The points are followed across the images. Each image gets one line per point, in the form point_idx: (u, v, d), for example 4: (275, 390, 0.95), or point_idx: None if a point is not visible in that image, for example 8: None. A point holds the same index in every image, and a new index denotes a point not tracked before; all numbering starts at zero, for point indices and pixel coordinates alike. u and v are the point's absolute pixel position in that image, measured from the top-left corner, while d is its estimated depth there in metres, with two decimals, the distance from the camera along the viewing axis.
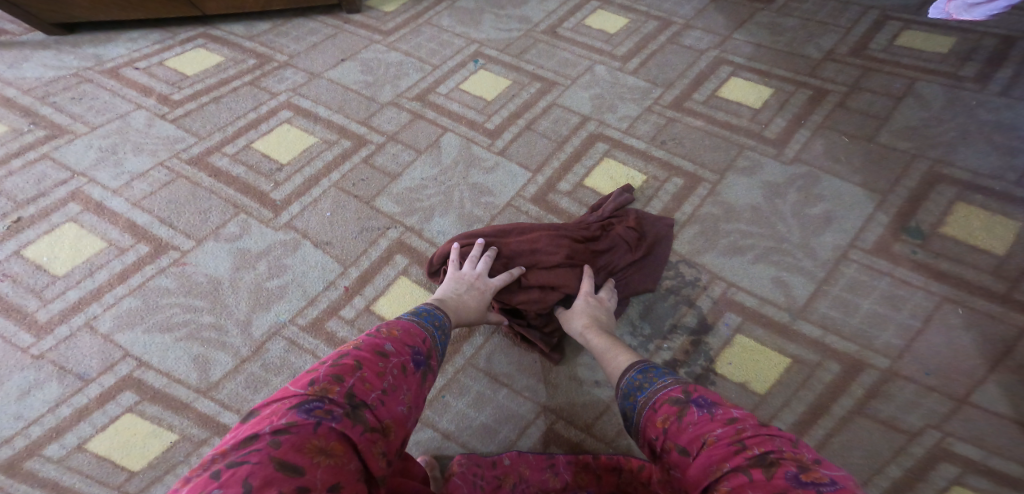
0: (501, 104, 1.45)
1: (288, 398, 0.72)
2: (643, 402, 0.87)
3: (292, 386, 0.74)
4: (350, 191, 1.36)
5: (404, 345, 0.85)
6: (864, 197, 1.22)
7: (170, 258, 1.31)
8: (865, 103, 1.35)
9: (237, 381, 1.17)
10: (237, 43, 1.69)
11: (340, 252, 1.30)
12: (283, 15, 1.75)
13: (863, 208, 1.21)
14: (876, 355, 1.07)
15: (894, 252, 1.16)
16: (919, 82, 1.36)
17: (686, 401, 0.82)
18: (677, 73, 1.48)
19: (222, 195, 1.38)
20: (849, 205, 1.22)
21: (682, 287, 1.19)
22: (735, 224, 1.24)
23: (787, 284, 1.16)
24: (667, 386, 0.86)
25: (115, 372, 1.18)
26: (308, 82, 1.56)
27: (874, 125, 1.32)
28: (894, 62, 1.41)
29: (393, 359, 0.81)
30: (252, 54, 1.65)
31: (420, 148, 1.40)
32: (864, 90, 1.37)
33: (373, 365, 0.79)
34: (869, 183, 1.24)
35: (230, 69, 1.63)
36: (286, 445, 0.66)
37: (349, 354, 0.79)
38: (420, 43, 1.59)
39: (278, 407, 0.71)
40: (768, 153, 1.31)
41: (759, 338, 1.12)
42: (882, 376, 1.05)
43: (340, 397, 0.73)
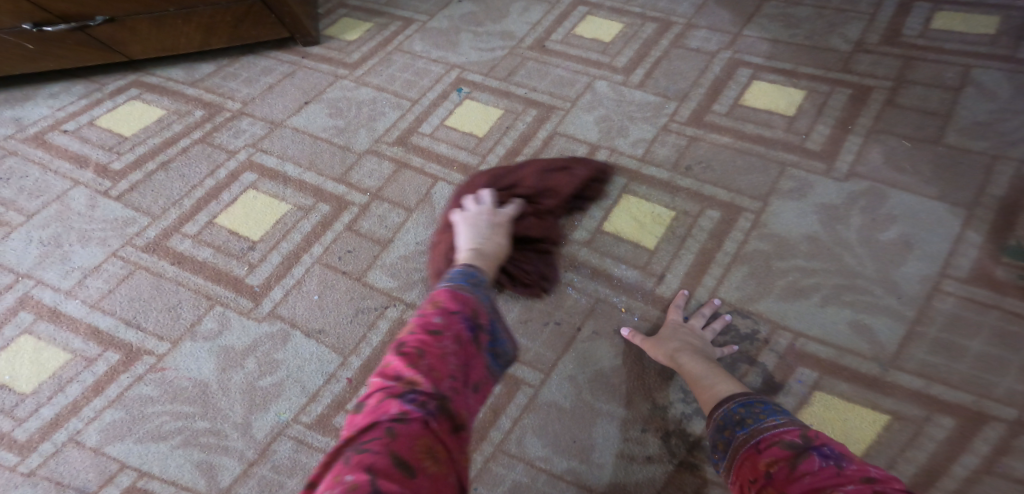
0: (495, 140, 1.25)
1: (385, 390, 0.64)
2: (745, 438, 0.84)
3: (381, 378, 0.66)
4: (336, 267, 1.16)
5: (454, 311, 0.73)
6: (949, 213, 1.12)
7: (146, 364, 1.08)
8: (918, 97, 1.25)
9: (249, 485, 0.97)
10: (179, 91, 1.40)
11: (334, 339, 1.09)
12: (230, 53, 1.47)
13: (950, 227, 1.11)
14: (998, 405, 0.98)
15: (998, 279, 1.06)
16: (974, 68, 1.27)
17: (806, 447, 0.76)
18: (691, 81, 1.30)
19: (191, 286, 1.15)
20: (931, 225, 1.11)
21: (739, 344, 1.08)
22: (792, 260, 1.12)
23: (867, 328, 1.06)
24: (779, 426, 0.82)
25: (117, 484, 0.98)
26: (270, 133, 1.31)
27: (936, 124, 1.21)
28: (938, 48, 1.31)
29: (451, 333, 0.70)
30: (199, 103, 1.37)
31: (409, 206, 1.20)
32: (913, 83, 1.27)
33: (440, 341, 0.69)
34: (948, 194, 1.14)
35: (176, 124, 1.34)
36: (403, 437, 0.58)
37: (415, 335, 0.69)
38: (393, 74, 1.36)
39: (380, 398, 0.63)
40: (817, 170, 1.18)
41: (844, 393, 1.03)
42: (1011, 428, 0.97)
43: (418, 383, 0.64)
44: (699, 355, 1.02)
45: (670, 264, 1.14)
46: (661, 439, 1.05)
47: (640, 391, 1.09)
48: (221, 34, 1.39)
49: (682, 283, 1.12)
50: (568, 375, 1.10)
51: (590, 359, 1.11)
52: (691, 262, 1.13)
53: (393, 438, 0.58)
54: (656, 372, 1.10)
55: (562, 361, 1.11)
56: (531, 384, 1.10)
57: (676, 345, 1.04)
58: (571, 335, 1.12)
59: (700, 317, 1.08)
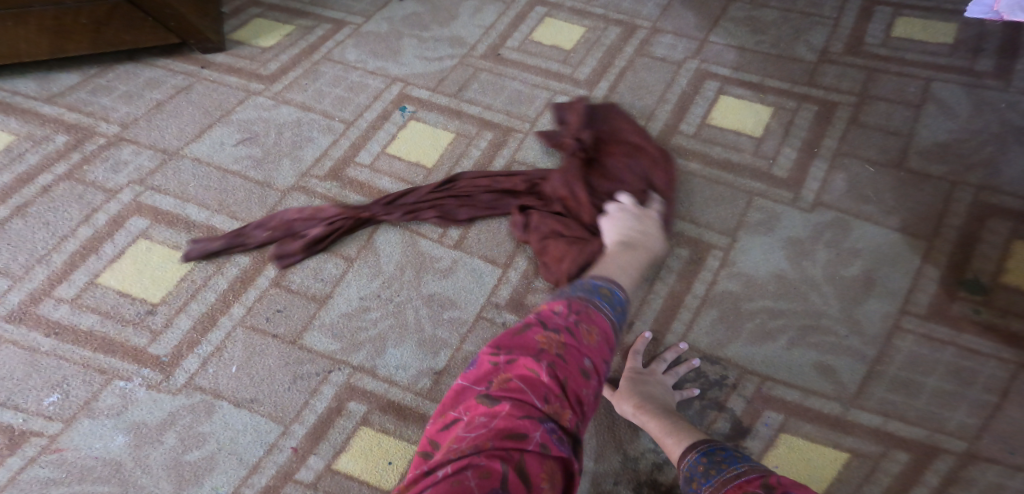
0: (445, 171, 1.13)
1: (520, 394, 0.54)
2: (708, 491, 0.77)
3: (523, 377, 0.55)
4: (264, 330, 0.99)
5: (600, 340, 0.61)
6: (907, 246, 1.12)
7: (36, 445, 0.87)
8: (881, 116, 1.25)
9: None
10: (30, 109, 1.16)
11: (272, 406, 0.93)
12: (100, 60, 1.25)
13: (909, 262, 1.10)
14: (949, 438, 0.97)
15: (953, 314, 1.06)
16: (935, 82, 1.28)
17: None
18: (657, 97, 1.25)
19: (76, 360, 0.94)
20: (891, 259, 1.11)
21: (706, 390, 1.03)
22: (760, 301, 1.08)
23: (831, 369, 1.04)
24: (740, 475, 0.75)
25: None
26: (162, 165, 1.12)
27: (899, 146, 1.21)
28: (898, 59, 1.32)
29: (575, 353, 0.58)
30: (59, 126, 1.14)
31: (349, 255, 1.06)
32: (877, 99, 1.26)
33: (531, 363, 0.56)
34: (909, 225, 1.14)
35: (30, 154, 1.11)
36: (522, 469, 0.49)
37: (567, 361, 0.57)
38: (321, 89, 1.22)
39: (507, 405, 0.53)
40: (784, 199, 1.16)
41: (808, 434, 0.99)
42: (960, 460, 0.95)
43: (529, 418, 0.52)
44: (663, 411, 0.95)
45: (638, 310, 1.09)
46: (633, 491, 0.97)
47: (608, 442, 1.00)
48: (80, 39, 1.17)
49: (652, 330, 1.07)
50: None
51: None
52: (660, 306, 1.09)
53: (454, 484, 0.46)
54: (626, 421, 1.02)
55: None
56: None
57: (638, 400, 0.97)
58: None
59: (662, 362, 1.03)
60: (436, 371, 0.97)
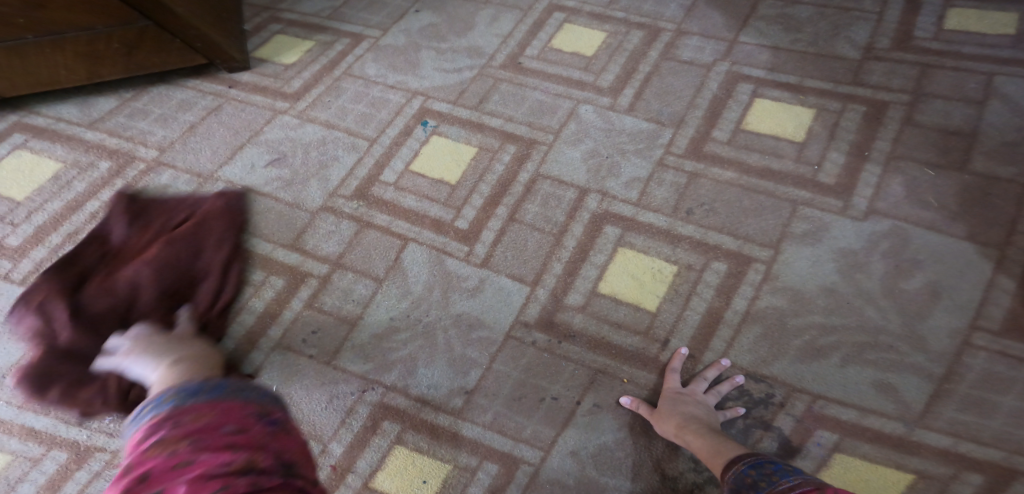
0: (469, 187, 1.12)
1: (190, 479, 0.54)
2: None
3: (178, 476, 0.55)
4: (300, 350, 1.01)
5: (229, 413, 0.62)
6: (976, 253, 1.04)
7: (100, 460, 0.92)
8: (938, 113, 1.16)
9: None
10: (77, 137, 1.21)
11: (310, 425, 0.96)
12: (134, 83, 1.30)
13: (979, 271, 1.02)
14: None
15: None
16: (998, 77, 1.18)
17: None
18: (686, 102, 1.20)
19: None
20: (957, 268, 1.03)
21: (751, 408, 0.98)
22: (808, 317, 1.02)
23: (892, 387, 0.96)
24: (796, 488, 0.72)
25: None
26: (199, 189, 1.14)
27: (962, 147, 1.12)
28: (954, 53, 1.23)
29: (215, 432, 0.59)
30: (102, 153, 1.19)
31: (377, 275, 1.05)
32: (932, 96, 1.18)
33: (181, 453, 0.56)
34: (978, 231, 1.05)
35: (76, 181, 1.15)
36: None
37: (212, 437, 0.58)
38: (343, 106, 1.23)
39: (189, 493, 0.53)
40: (832, 208, 1.09)
41: (866, 454, 0.93)
42: None
43: (216, 477, 0.54)
44: (705, 429, 0.91)
45: (674, 327, 1.03)
46: None
47: (647, 462, 0.95)
48: (112, 64, 1.22)
49: (689, 347, 1.02)
50: (570, 451, 0.95)
51: (593, 432, 0.97)
52: (698, 323, 1.03)
53: None
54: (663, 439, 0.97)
55: (563, 437, 0.96)
56: (530, 461, 0.95)
57: (679, 420, 0.93)
58: (570, 410, 0.98)
59: (702, 382, 0.98)
60: (467, 391, 0.99)
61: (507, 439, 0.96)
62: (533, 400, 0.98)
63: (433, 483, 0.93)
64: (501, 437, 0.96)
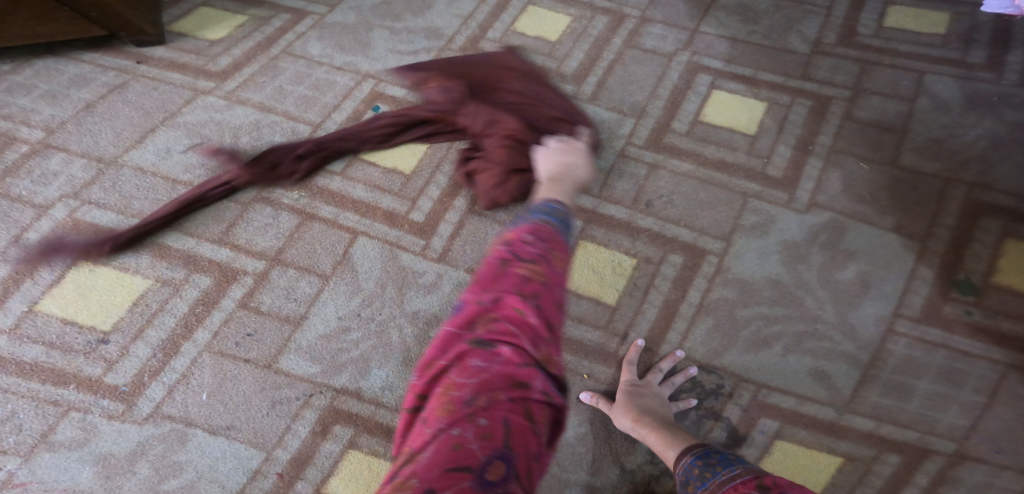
0: (425, 177, 1.03)
1: (481, 333, 0.53)
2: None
3: (494, 317, 0.55)
4: (234, 355, 0.91)
5: (550, 264, 0.60)
6: (904, 245, 1.10)
7: None
8: (876, 110, 1.22)
9: None
10: None
11: (250, 431, 0.87)
12: (12, 55, 1.10)
13: (904, 262, 1.08)
14: (938, 439, 0.97)
15: (946, 316, 1.05)
16: (929, 75, 1.26)
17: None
18: (647, 92, 1.19)
19: (23, 393, 0.86)
20: (888, 261, 1.09)
21: (703, 400, 1.00)
22: (756, 308, 1.05)
23: (827, 375, 1.02)
24: (737, 477, 0.74)
25: None
26: (99, 176, 0.99)
27: (894, 142, 1.19)
28: (892, 50, 1.29)
29: (537, 286, 0.57)
30: None
31: (324, 271, 0.96)
32: (870, 92, 1.24)
33: (547, 291, 0.58)
34: (904, 225, 1.12)
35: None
36: (481, 382, 0.50)
37: (522, 285, 0.57)
38: (281, 87, 1.10)
39: (478, 347, 0.52)
40: (779, 200, 1.12)
41: (803, 440, 0.98)
42: (947, 461, 0.96)
43: (526, 364, 0.52)
44: (661, 422, 0.91)
45: (632, 321, 1.02)
46: None
47: (604, 457, 0.96)
48: None
49: (645, 338, 1.02)
50: None
51: None
52: (655, 316, 1.03)
53: (454, 448, 0.45)
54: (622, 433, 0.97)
55: None
56: None
57: (635, 413, 0.93)
58: None
59: (657, 373, 0.99)
60: None
61: None
62: None
63: None
64: None
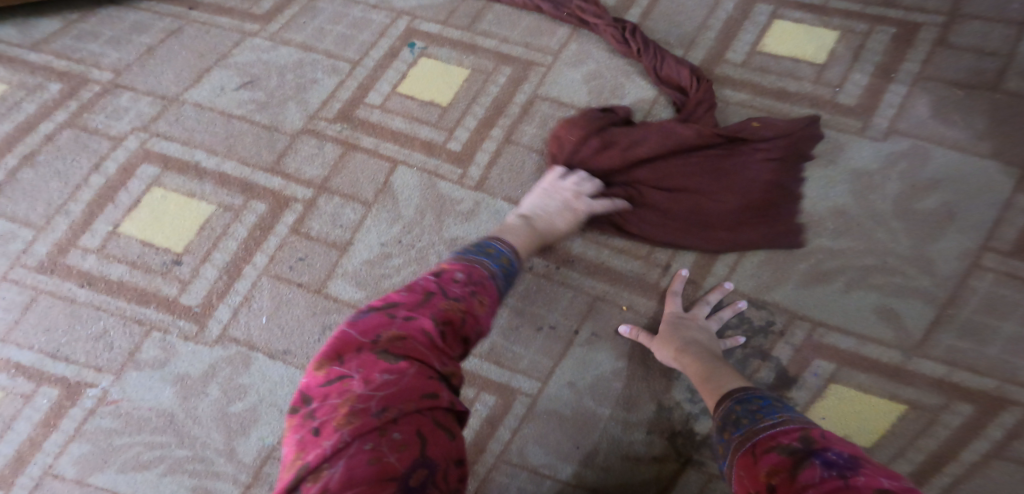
0: (463, 109, 1.04)
1: (386, 344, 0.58)
2: (738, 441, 0.72)
3: (400, 330, 0.59)
4: (288, 279, 0.96)
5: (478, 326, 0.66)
6: (999, 174, 0.99)
7: (93, 397, 0.92)
8: (973, 34, 1.09)
9: None
10: (18, 58, 1.13)
11: (304, 358, 0.93)
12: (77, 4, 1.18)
13: (999, 193, 0.98)
14: (1018, 389, 0.88)
15: None
16: None
17: (806, 451, 0.64)
18: (697, 24, 1.15)
19: (114, 311, 0.96)
20: (973, 192, 0.98)
21: (751, 338, 0.94)
22: (815, 241, 0.98)
23: (895, 314, 0.93)
24: (777, 425, 0.71)
25: None
26: (163, 111, 1.07)
27: (993, 67, 1.06)
28: None
29: (451, 312, 0.63)
30: (51, 74, 1.11)
31: (366, 199, 0.99)
32: (970, 17, 1.11)
33: (461, 324, 0.63)
34: (1002, 151, 1.00)
35: (26, 102, 1.09)
36: (392, 392, 0.54)
37: (430, 312, 0.62)
38: (321, 27, 1.13)
39: (376, 357, 0.57)
40: (850, 128, 1.04)
41: (861, 384, 0.91)
42: None
43: (433, 377, 0.57)
44: (704, 355, 0.87)
45: (676, 252, 0.99)
46: (667, 439, 0.93)
47: (642, 392, 0.94)
48: None
49: (690, 271, 0.98)
50: (567, 382, 0.95)
51: (589, 364, 0.95)
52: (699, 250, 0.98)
53: (371, 462, 0.50)
54: (660, 368, 0.95)
55: (560, 368, 0.95)
56: (527, 392, 0.95)
57: (677, 345, 0.90)
58: (569, 339, 0.96)
59: (705, 306, 0.94)
60: None
61: (504, 370, 0.96)
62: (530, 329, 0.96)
63: None
64: (498, 368, 0.96)
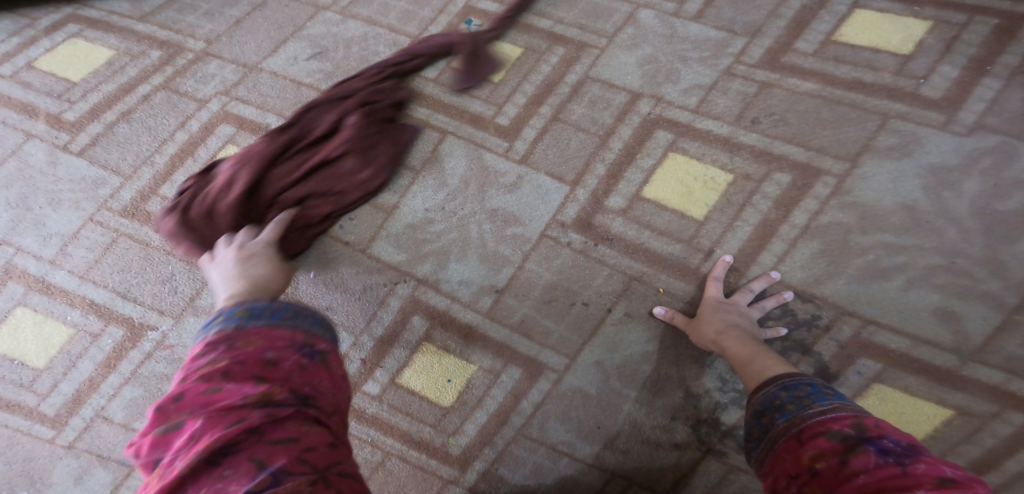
0: (514, 85, 1.06)
1: (173, 432, 0.54)
2: (782, 426, 0.71)
3: (179, 412, 0.55)
4: (337, 237, 1.00)
5: (276, 345, 0.60)
6: None
7: (151, 341, 1.00)
8: None
9: None
10: (127, 27, 1.23)
11: (344, 315, 0.97)
12: None
13: None
14: None
15: None
16: None
17: (860, 439, 0.63)
18: (766, 12, 1.05)
19: (182, 258, 1.04)
20: None
21: (794, 331, 0.89)
22: (877, 236, 0.90)
23: (956, 316, 0.86)
24: (825, 412, 0.69)
25: None
26: (244, 78, 1.15)
27: None
28: None
29: (227, 364, 0.57)
30: (153, 42, 1.21)
31: (414, 166, 1.03)
32: None
33: (243, 362, 0.58)
34: None
35: (128, 67, 1.19)
36: (196, 453, 0.51)
37: (200, 377, 0.56)
38: (388, 3, 1.18)
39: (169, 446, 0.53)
40: (931, 122, 0.95)
41: (908, 386, 0.86)
42: None
43: (236, 413, 0.53)
44: (748, 337, 0.85)
45: (720, 238, 0.95)
46: (690, 426, 0.91)
47: (670, 376, 0.92)
48: None
49: (734, 256, 0.94)
50: (596, 361, 0.93)
51: (620, 344, 0.94)
52: (748, 236, 0.94)
53: None
54: (691, 354, 0.92)
55: (589, 346, 0.94)
56: (554, 368, 0.94)
57: (720, 325, 0.87)
58: (601, 316, 0.94)
59: (747, 293, 0.90)
60: (498, 289, 0.96)
61: (533, 344, 0.94)
62: (563, 304, 0.95)
63: (457, 383, 0.95)
64: (528, 341, 0.95)
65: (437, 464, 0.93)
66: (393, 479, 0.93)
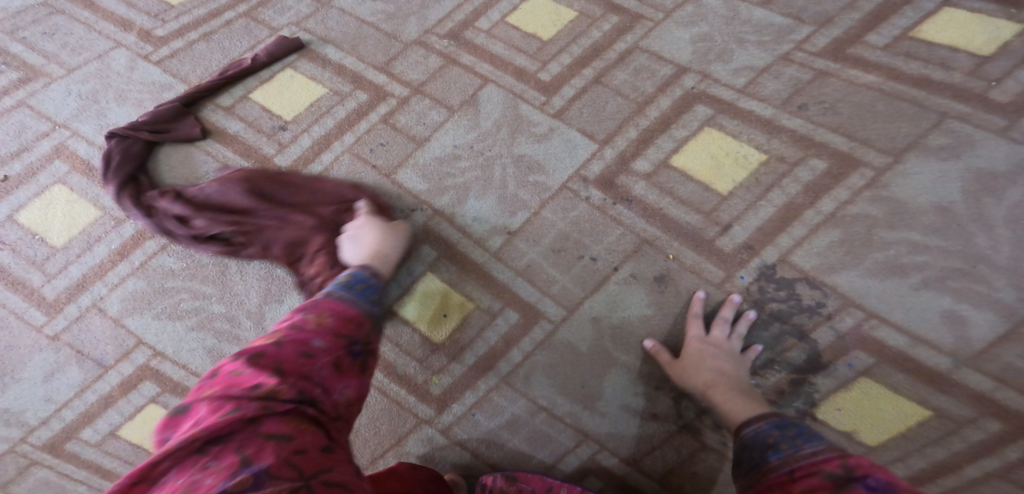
0: (561, 46, 1.08)
1: (223, 392, 0.53)
2: (773, 465, 0.63)
3: (231, 376, 0.54)
4: (366, 159, 1.04)
5: (333, 341, 0.61)
6: None
7: None
8: None
9: None
10: None
11: None
12: None
13: None
14: None
15: None
16: None
17: (845, 476, 0.55)
18: (842, 3, 1.03)
19: (219, 158, 1.08)
20: None
21: (794, 315, 0.87)
22: (903, 233, 0.88)
23: (964, 322, 0.83)
24: (817, 451, 0.60)
25: (132, 361, 0.99)
26: (315, 13, 1.21)
27: None
28: None
29: (291, 346, 0.58)
30: None
31: (451, 105, 1.06)
32: None
33: (305, 348, 0.58)
34: None
35: None
36: (247, 428, 0.50)
37: (263, 351, 0.57)
38: None
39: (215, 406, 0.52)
40: (991, 126, 0.91)
41: (893, 384, 0.83)
42: None
43: (286, 399, 0.54)
44: (734, 386, 0.80)
45: (742, 214, 0.92)
46: (673, 398, 0.89)
47: (664, 342, 0.90)
48: None
49: (750, 236, 0.91)
50: (592, 316, 0.92)
51: (620, 303, 0.92)
52: (770, 216, 0.91)
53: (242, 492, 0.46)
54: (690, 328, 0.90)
55: (590, 300, 0.92)
56: (550, 319, 0.93)
57: (707, 378, 0.83)
58: (606, 274, 0.93)
59: (724, 326, 0.87)
60: (510, 231, 0.97)
61: (534, 290, 0.94)
62: (570, 256, 0.94)
63: (452, 319, 0.95)
64: (529, 287, 0.94)
65: (415, 401, 0.93)
66: (368, 409, 0.94)
